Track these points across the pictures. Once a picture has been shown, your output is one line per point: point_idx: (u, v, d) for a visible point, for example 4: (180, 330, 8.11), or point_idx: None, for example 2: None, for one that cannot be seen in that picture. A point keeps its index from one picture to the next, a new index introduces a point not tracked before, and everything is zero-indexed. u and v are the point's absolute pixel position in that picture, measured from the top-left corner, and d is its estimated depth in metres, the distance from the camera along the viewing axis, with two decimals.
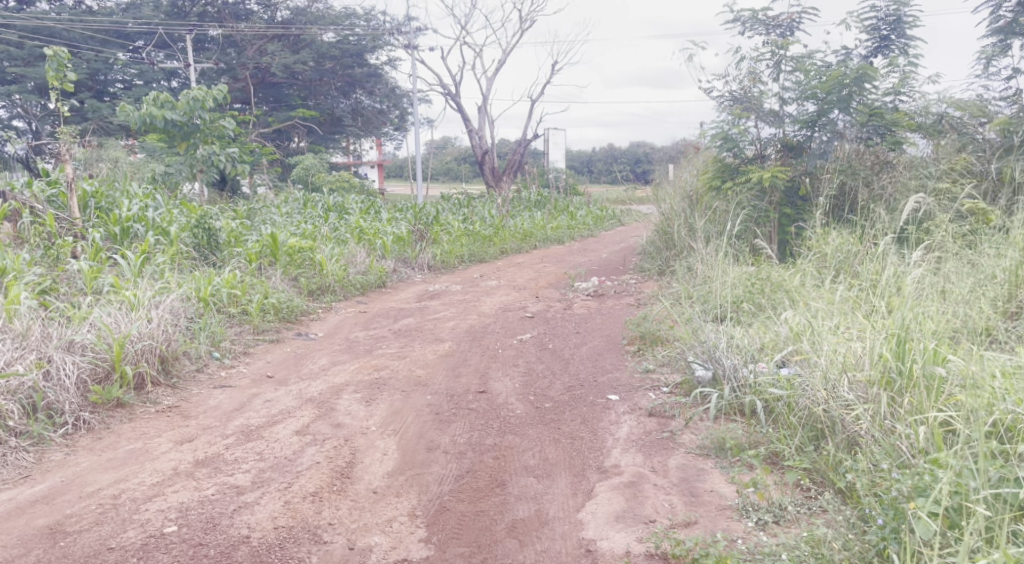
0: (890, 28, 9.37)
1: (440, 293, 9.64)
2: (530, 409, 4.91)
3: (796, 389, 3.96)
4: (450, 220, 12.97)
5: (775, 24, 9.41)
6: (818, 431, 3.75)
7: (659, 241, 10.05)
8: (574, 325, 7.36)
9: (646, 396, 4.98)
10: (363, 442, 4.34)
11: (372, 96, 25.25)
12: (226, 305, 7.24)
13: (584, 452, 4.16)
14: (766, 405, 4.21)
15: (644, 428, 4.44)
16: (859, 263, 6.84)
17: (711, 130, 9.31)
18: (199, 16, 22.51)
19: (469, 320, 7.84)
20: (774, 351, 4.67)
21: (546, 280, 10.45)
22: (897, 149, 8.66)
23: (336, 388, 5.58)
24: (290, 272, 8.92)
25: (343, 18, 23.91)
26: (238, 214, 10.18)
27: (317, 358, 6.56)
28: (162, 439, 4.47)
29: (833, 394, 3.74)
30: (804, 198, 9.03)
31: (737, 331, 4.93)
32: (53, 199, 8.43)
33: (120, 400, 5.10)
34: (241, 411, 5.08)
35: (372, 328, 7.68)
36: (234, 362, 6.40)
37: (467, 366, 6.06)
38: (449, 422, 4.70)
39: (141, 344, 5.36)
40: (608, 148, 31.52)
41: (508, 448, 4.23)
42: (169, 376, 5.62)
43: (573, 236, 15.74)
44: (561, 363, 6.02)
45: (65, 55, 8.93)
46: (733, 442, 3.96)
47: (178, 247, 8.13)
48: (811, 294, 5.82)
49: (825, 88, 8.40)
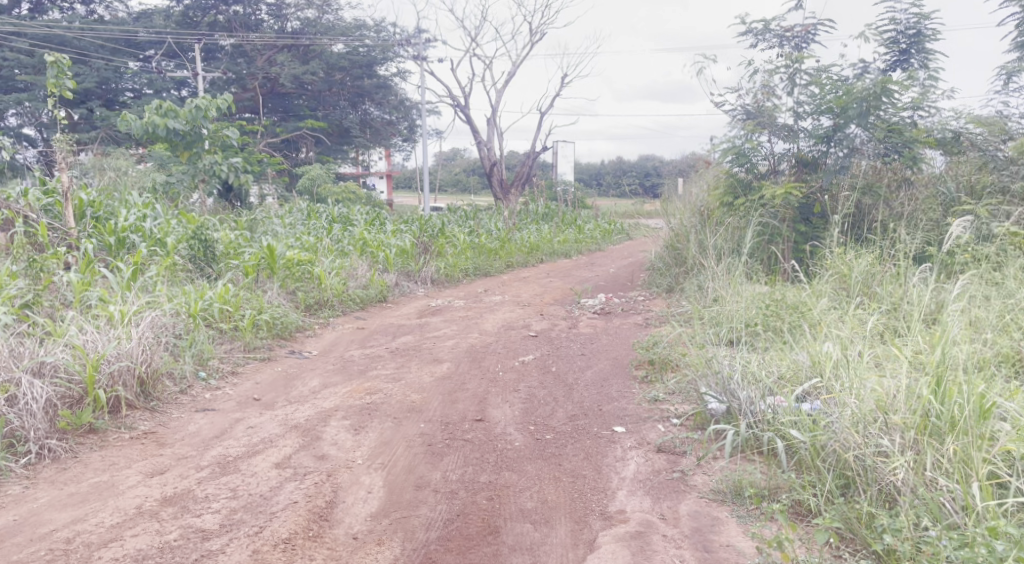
0: (910, 42, 9.03)
1: (442, 309, 9.29)
2: (528, 441, 4.56)
3: (821, 429, 3.60)
4: (456, 232, 12.64)
5: (791, 36, 9.08)
6: (848, 479, 3.40)
7: (669, 257, 9.69)
8: (579, 346, 7.02)
9: (654, 428, 4.63)
10: (346, 479, 4.00)
11: (380, 107, 24.96)
12: (217, 320, 6.93)
13: (587, 494, 3.81)
14: (787, 445, 3.85)
15: (652, 466, 4.09)
16: (880, 284, 6.51)
17: (723, 144, 9.03)
18: (209, 26, 22.44)
19: (470, 339, 7.51)
20: (794, 384, 4.32)
21: (552, 296, 10.10)
22: (915, 167, 8.26)
23: (325, 414, 5.24)
24: (288, 285, 8.60)
25: (353, 30, 23.88)
26: (239, 224, 9.84)
27: (308, 380, 6.22)
28: (131, 471, 4.14)
29: (866, 439, 3.38)
30: (820, 215, 8.72)
31: (753, 360, 4.60)
32: (49, 209, 8.04)
33: (91, 425, 4.78)
34: (221, 439, 4.75)
35: (368, 347, 7.35)
36: (221, 383, 6.06)
37: (465, 390, 5.72)
38: (441, 455, 4.35)
39: (117, 365, 5.04)
40: (617, 161, 31.20)
41: (504, 487, 3.88)
42: (148, 399, 5.31)
43: (580, 250, 15.43)
44: (564, 389, 5.66)
45: (64, 62, 8.67)
46: (751, 487, 3.62)
47: (174, 258, 7.88)
48: (836, 320, 5.48)
49: (843, 103, 8.14)
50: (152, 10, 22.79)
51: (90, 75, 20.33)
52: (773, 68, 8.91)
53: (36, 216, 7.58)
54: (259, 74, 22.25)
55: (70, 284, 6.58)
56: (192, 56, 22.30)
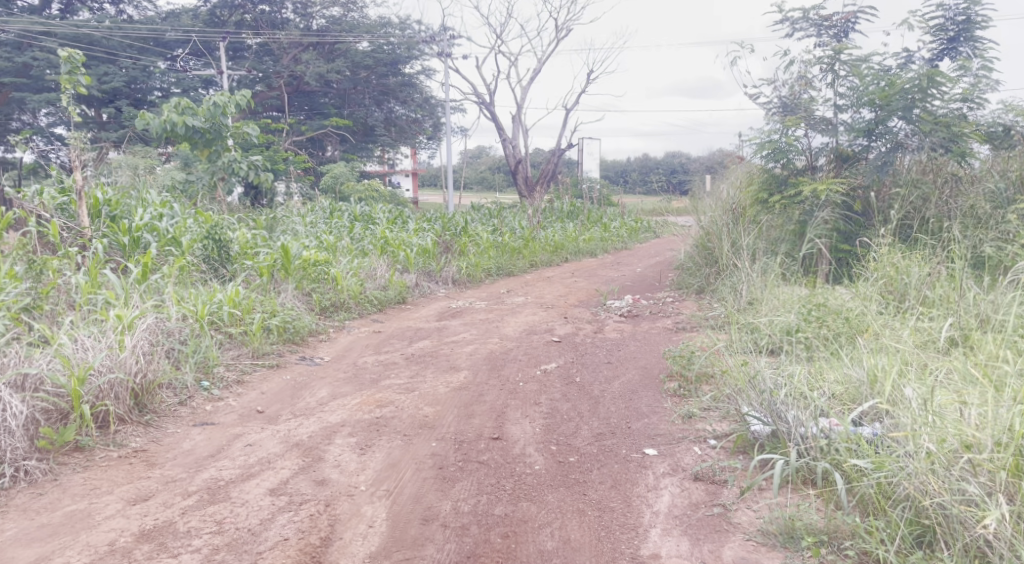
0: (959, 29, 8.41)
1: (463, 310, 8.89)
2: (551, 464, 4.13)
3: (888, 467, 3.15)
4: (479, 230, 12.22)
5: (829, 24, 8.56)
6: (924, 527, 2.95)
7: (699, 256, 9.10)
8: (605, 354, 6.55)
9: (690, 452, 4.18)
10: (346, 509, 3.62)
11: (405, 105, 24.60)
12: (226, 324, 6.54)
13: (615, 531, 3.42)
14: (848, 480, 3.38)
15: (690, 499, 3.66)
16: (931, 289, 6.07)
17: (759, 139, 8.53)
18: (236, 25, 22.35)
19: (490, 344, 7.08)
20: (849, 409, 3.86)
21: (577, 297, 9.66)
22: (964, 161, 7.67)
23: (330, 430, 4.83)
24: (303, 287, 8.18)
25: (377, 27, 23.57)
26: (257, 223, 9.51)
27: (317, 390, 5.82)
28: (113, 496, 3.78)
29: (945, 483, 2.93)
30: (862, 214, 8.23)
31: (800, 377, 4.15)
32: (65, 207, 7.58)
33: (77, 443, 4.43)
34: (216, 458, 4.36)
35: (383, 352, 6.95)
36: (224, 394, 5.64)
37: (482, 403, 5.28)
38: (453, 481, 3.93)
39: (107, 377, 4.67)
40: (643, 159, 30.70)
41: (522, 522, 3.50)
42: (142, 413, 4.94)
43: (606, 248, 14.98)
44: (589, 403, 5.20)
45: (77, 58, 8.25)
46: (806, 530, 3.18)
47: (187, 258, 7.55)
48: (891, 332, 4.99)
49: (886, 96, 7.70)
50: (179, 10, 22.64)
51: (118, 74, 20.15)
52: (812, 59, 8.44)
53: (50, 215, 7.23)
54: (284, 73, 22.03)
55: (78, 286, 6.21)
56: (218, 55, 22.10)
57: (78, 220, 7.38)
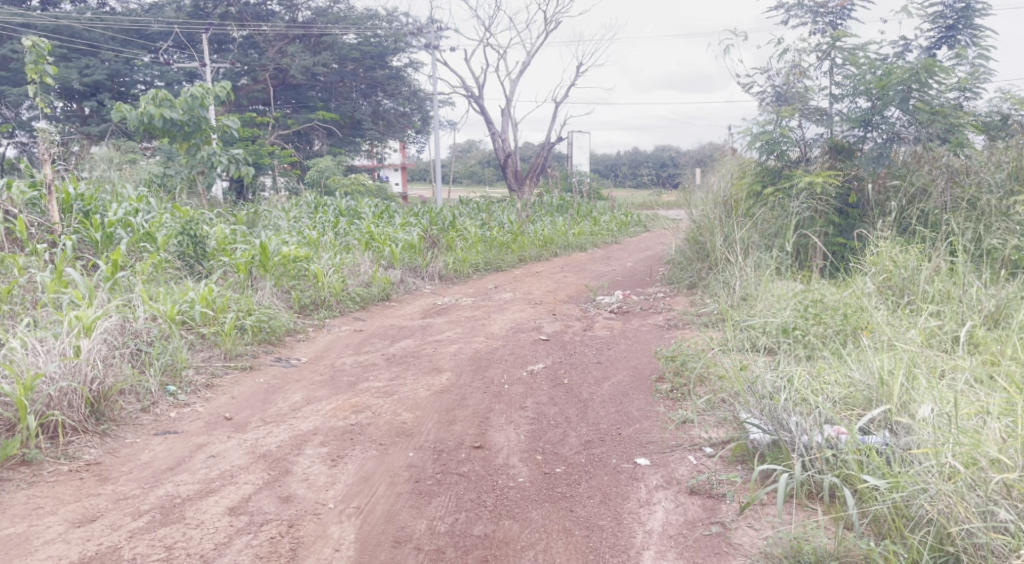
0: (958, 17, 8.13)
1: (449, 308, 8.56)
2: (536, 476, 3.83)
3: (906, 488, 2.89)
4: (467, 225, 11.88)
5: (825, 11, 8.26)
6: (948, 554, 2.72)
7: (691, 251, 8.76)
8: (595, 353, 6.25)
9: (684, 462, 3.89)
10: (310, 531, 3.34)
11: (393, 98, 24.25)
12: (199, 324, 6.20)
13: (603, 554, 3.16)
14: (860, 497, 3.12)
15: (685, 516, 3.38)
16: (930, 283, 5.79)
17: (753, 129, 8.24)
18: (221, 17, 21.64)
19: (475, 344, 6.77)
20: (855, 417, 3.57)
21: (566, 292, 9.34)
22: (959, 151, 7.33)
23: (300, 439, 4.51)
24: (283, 283, 7.84)
25: (365, 18, 22.91)
26: (236, 219, 9.16)
27: (290, 394, 5.48)
28: (58, 516, 3.49)
29: (975, 510, 2.69)
30: (857, 207, 7.97)
31: (803, 381, 3.85)
32: (35, 203, 7.26)
33: (23, 456, 4.12)
34: (175, 471, 4.04)
35: (364, 353, 6.62)
36: (191, 399, 5.29)
37: (464, 408, 4.97)
38: (430, 496, 3.62)
39: (57, 385, 4.35)
40: (633, 152, 30.40)
41: (502, 545, 3.22)
42: (99, 422, 4.59)
43: (596, 242, 14.66)
44: (578, 407, 4.90)
45: (43, 46, 7.76)
46: (814, 554, 2.90)
47: (162, 254, 7.18)
48: (896, 331, 4.72)
49: (882, 85, 7.41)
50: None
51: (99, 67, 19.62)
52: (807, 47, 8.17)
53: (17, 210, 6.85)
54: (270, 66, 21.63)
55: (43, 285, 5.83)
56: (202, 47, 21.63)
57: (49, 215, 7.01)
